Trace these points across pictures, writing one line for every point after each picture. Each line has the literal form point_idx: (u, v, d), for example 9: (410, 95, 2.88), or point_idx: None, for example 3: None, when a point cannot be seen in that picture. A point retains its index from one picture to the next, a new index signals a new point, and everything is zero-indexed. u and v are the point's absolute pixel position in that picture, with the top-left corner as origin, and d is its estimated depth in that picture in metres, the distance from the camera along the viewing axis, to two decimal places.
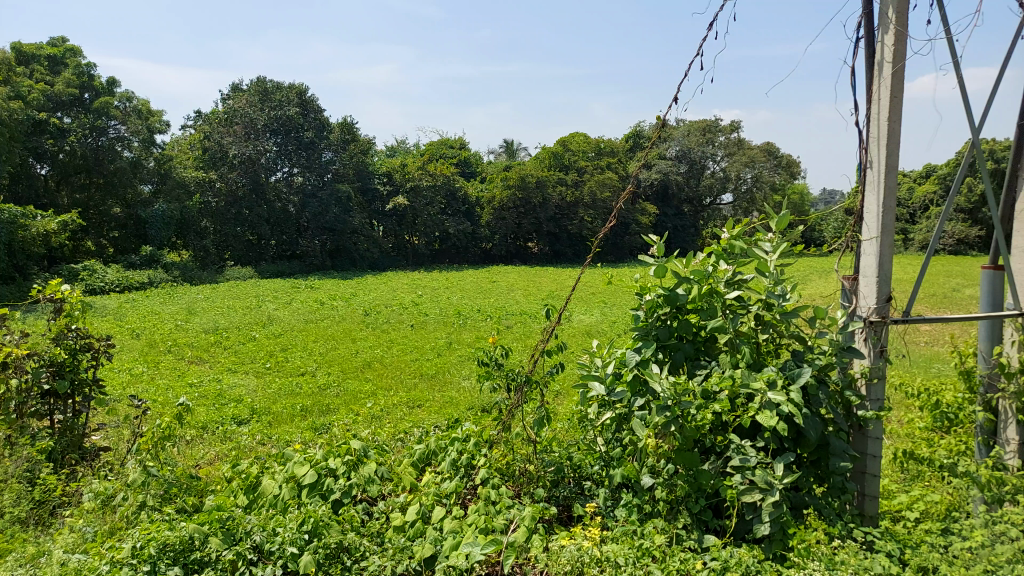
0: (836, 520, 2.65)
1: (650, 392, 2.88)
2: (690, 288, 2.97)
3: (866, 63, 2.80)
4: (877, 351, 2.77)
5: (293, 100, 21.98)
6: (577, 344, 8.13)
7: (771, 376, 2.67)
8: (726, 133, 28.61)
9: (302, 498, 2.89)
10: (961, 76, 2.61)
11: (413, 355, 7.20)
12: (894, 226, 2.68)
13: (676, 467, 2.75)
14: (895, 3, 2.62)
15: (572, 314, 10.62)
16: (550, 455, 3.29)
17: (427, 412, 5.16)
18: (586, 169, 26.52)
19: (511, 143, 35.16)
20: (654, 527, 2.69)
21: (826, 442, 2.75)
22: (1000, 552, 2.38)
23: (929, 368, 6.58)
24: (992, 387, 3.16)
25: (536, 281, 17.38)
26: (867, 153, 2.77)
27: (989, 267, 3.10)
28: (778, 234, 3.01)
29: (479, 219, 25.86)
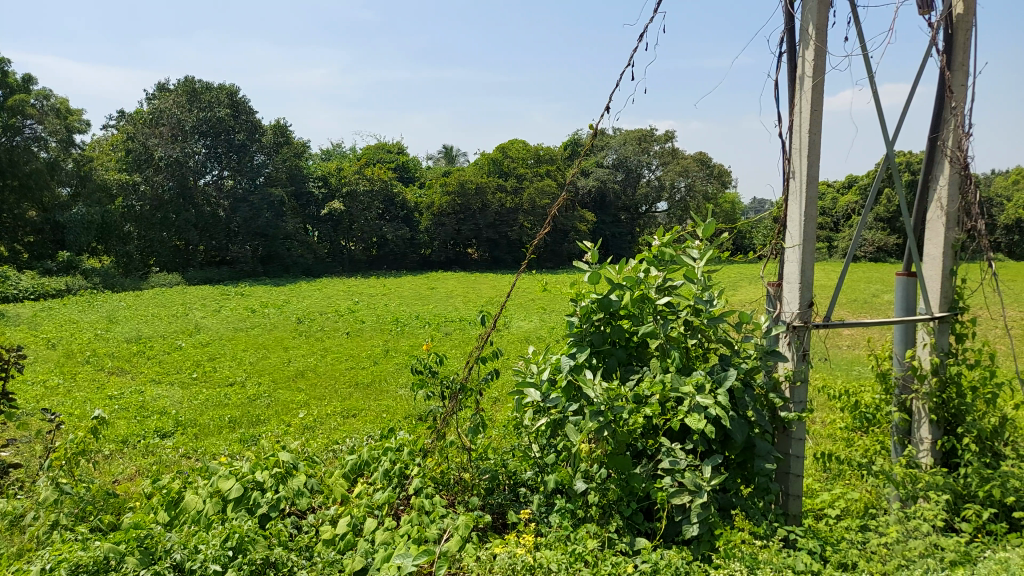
0: (760, 520, 2.72)
1: (584, 397, 2.90)
2: (622, 293, 3.04)
3: (788, 77, 2.93)
4: (799, 355, 2.88)
5: (224, 101, 21.34)
6: (514, 350, 8.15)
7: (699, 380, 2.73)
8: (662, 142, 29.34)
9: (227, 513, 2.78)
10: (876, 91, 2.74)
11: (348, 364, 7.05)
12: (814, 234, 2.79)
13: (609, 471, 2.81)
14: (815, 19, 2.72)
15: (511, 320, 10.63)
16: (485, 462, 3.25)
17: (361, 421, 5.06)
18: (525, 176, 26.51)
19: (450, 148, 35.11)
20: (586, 532, 2.70)
21: (752, 444, 2.83)
22: (912, 547, 2.52)
23: (849, 370, 6.84)
24: (906, 388, 3.31)
25: (474, 288, 17.32)
26: (790, 163, 2.88)
27: (903, 273, 3.26)
28: (706, 241, 3.07)
29: (418, 225, 25.71)
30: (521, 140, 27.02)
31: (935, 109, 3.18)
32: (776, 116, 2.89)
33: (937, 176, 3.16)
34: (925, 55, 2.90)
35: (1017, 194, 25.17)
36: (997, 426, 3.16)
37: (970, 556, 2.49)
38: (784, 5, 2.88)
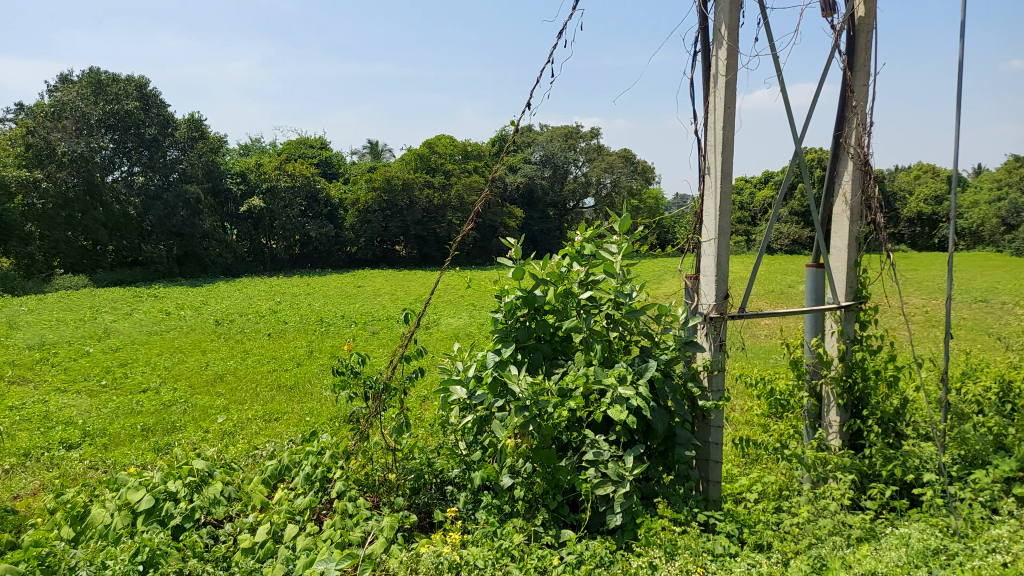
0: (681, 506, 2.79)
1: (509, 393, 2.90)
2: (547, 288, 3.06)
3: (704, 76, 3.00)
4: (717, 344, 2.97)
5: (132, 94, 20.23)
6: (440, 348, 8.12)
7: (621, 372, 2.78)
8: (587, 138, 29.84)
9: (137, 526, 2.65)
10: (784, 90, 2.86)
11: (270, 366, 6.86)
12: (729, 228, 2.88)
13: (534, 465, 2.82)
14: (727, 21, 2.81)
15: (440, 318, 10.57)
16: (411, 462, 3.18)
17: (284, 425, 4.93)
18: (453, 173, 26.38)
19: (375, 143, 34.62)
20: (513, 527, 2.69)
21: (673, 433, 2.91)
22: (822, 526, 2.65)
23: (766, 359, 7.10)
24: (816, 375, 3.45)
25: (402, 285, 17.16)
26: (705, 160, 2.97)
27: (812, 265, 3.41)
28: (626, 236, 3.13)
29: (343, 222, 25.31)
30: (447, 137, 26.89)
31: (838, 109, 3.34)
32: (692, 113, 2.97)
33: (841, 172, 3.32)
34: (830, 55, 3.03)
35: (916, 188, 26.83)
36: (899, 408, 3.35)
37: (874, 532, 2.65)
38: (698, 5, 2.95)
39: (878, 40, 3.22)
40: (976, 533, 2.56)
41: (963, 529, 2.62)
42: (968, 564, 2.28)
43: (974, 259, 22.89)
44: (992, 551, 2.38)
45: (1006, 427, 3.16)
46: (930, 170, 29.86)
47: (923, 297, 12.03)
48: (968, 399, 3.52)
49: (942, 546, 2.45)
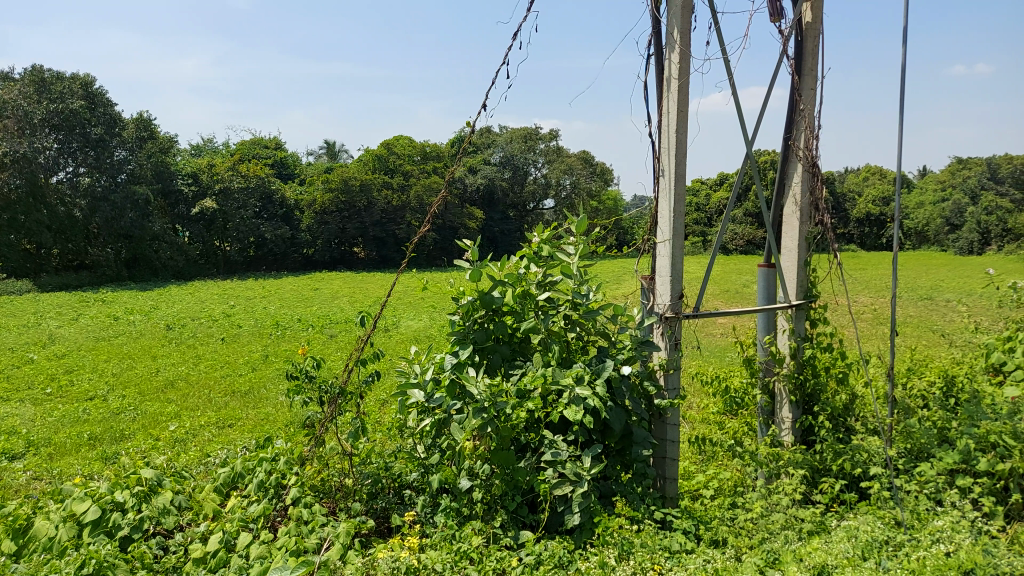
0: (638, 504, 2.82)
1: (467, 395, 2.88)
2: (504, 289, 3.05)
3: (658, 79, 3.04)
4: (672, 344, 3.02)
5: (78, 93, 19.59)
6: (397, 351, 8.07)
7: (579, 372, 2.79)
8: (546, 140, 30.04)
9: (83, 538, 2.55)
10: (734, 95, 2.92)
11: (223, 372, 6.71)
12: (683, 229, 2.93)
13: (493, 466, 2.81)
14: (679, 25, 2.85)
15: (399, 320, 10.51)
16: (368, 467, 3.13)
17: (238, 431, 4.83)
18: (412, 173, 26.27)
19: (331, 144, 34.21)
20: (471, 529, 2.68)
21: (630, 431, 2.94)
22: (775, 520, 2.71)
23: (722, 357, 7.22)
24: (769, 372, 3.53)
25: (360, 287, 17.00)
26: (660, 162, 3.01)
27: (764, 265, 3.48)
28: (582, 237, 3.15)
29: (299, 223, 24.99)
30: (406, 138, 26.82)
31: (788, 113, 3.42)
32: (646, 115, 3.00)
33: (792, 174, 3.39)
34: (779, 60, 3.10)
35: (864, 189, 27.66)
36: (848, 403, 3.44)
37: (825, 526, 2.72)
38: (651, 9, 2.98)
39: (824, 45, 3.30)
40: (921, 524, 2.65)
41: (908, 520, 2.70)
42: (912, 554, 2.36)
43: (919, 258, 23.69)
44: (936, 542, 2.46)
45: (949, 420, 3.27)
46: (878, 172, 30.81)
47: (870, 295, 12.39)
48: (913, 394, 3.64)
49: (888, 538, 2.52)
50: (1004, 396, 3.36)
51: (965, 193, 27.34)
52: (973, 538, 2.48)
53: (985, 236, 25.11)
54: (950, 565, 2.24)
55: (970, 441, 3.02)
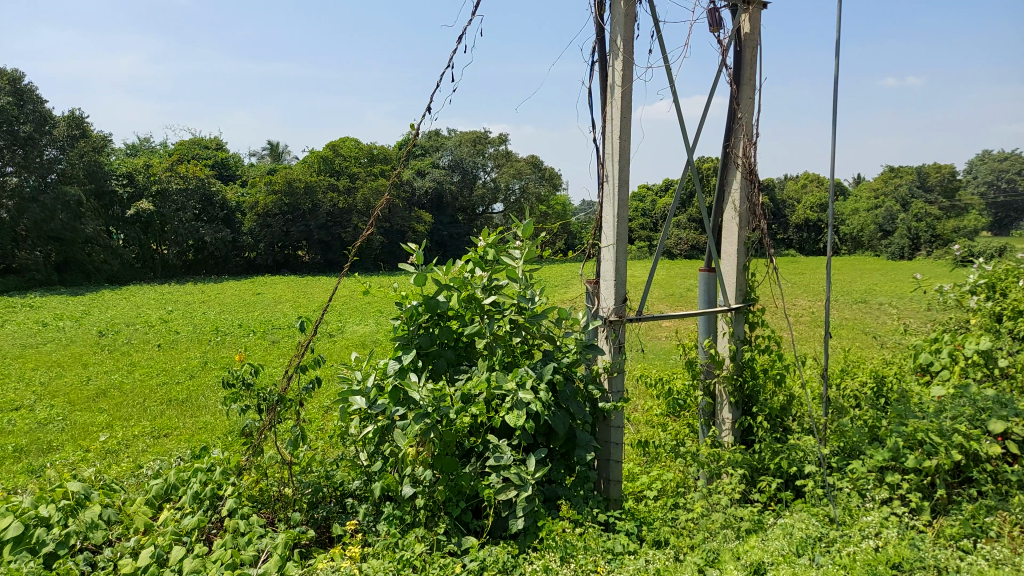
0: (581, 506, 2.84)
1: (409, 402, 2.85)
2: (450, 294, 3.02)
3: (602, 85, 3.07)
4: (616, 347, 3.06)
5: (5, 89, 18.64)
6: (339, 357, 7.93)
7: (523, 376, 2.79)
8: (496, 144, 30.09)
9: (3, 556, 2.41)
10: (675, 102, 2.97)
11: (159, 379, 6.47)
12: (626, 235, 2.97)
13: (436, 472, 2.77)
14: (622, 32, 2.88)
15: (344, 325, 10.35)
16: (309, 476, 3.07)
17: (174, 441, 4.68)
18: (359, 176, 26.02)
19: (275, 145, 33.53)
20: (415, 536, 2.64)
21: (574, 434, 2.95)
22: (715, 520, 2.76)
23: (666, 360, 7.33)
24: (709, 374, 3.60)
25: (304, 292, 16.70)
26: (604, 168, 3.05)
27: (704, 269, 3.56)
28: (527, 241, 3.15)
29: (241, 226, 24.43)
30: (352, 140, 26.54)
31: (728, 121, 3.49)
32: (591, 122, 3.04)
33: (731, 181, 3.48)
34: (718, 70, 3.18)
35: (803, 196, 28.59)
36: (786, 404, 3.54)
37: (762, 524, 2.79)
38: (595, 16, 3.01)
39: (762, 56, 3.39)
40: (853, 520, 2.74)
41: (840, 517, 2.79)
42: (844, 550, 2.43)
43: (854, 262, 24.64)
44: (865, 537, 2.55)
45: (879, 419, 3.40)
46: (816, 179, 31.85)
47: (808, 299, 12.78)
48: (846, 394, 3.76)
49: (821, 534, 2.60)
50: (930, 396, 3.53)
51: (897, 200, 28.55)
52: (901, 533, 2.58)
53: (915, 241, 26.26)
54: (879, 559, 2.33)
55: (899, 439, 3.12)
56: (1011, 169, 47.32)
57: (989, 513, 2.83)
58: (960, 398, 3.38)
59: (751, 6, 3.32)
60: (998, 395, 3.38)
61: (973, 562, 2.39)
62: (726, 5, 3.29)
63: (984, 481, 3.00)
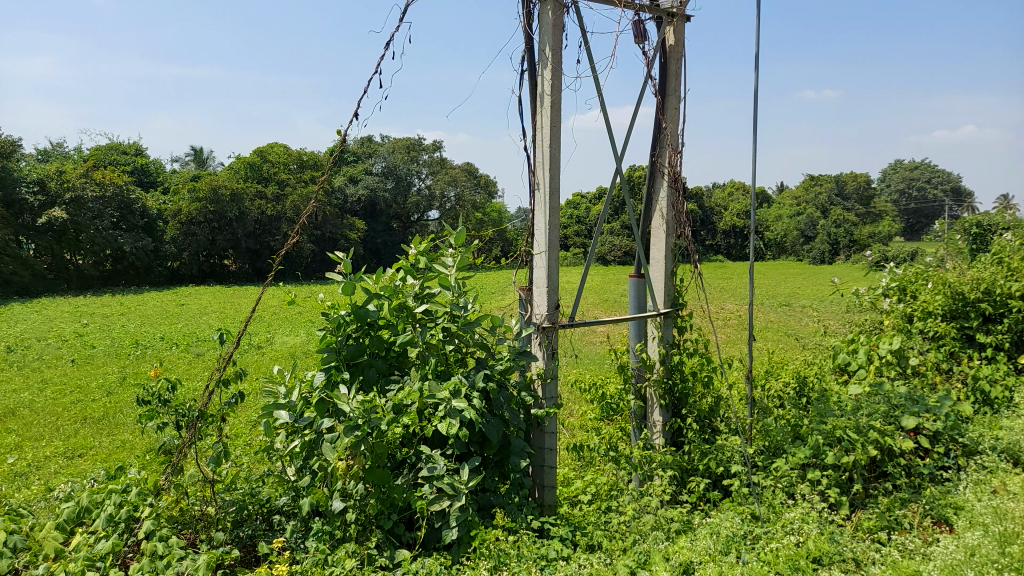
0: (516, 514, 2.83)
1: (338, 414, 2.79)
2: (380, 303, 2.98)
3: (532, 93, 3.09)
4: (549, 354, 3.09)
5: None
6: (267, 369, 7.71)
7: (456, 385, 2.76)
8: (429, 151, 30.07)
9: None
10: (604, 111, 3.02)
11: (73, 397, 6.13)
12: (558, 242, 2.99)
13: (367, 485, 2.71)
14: (550, 41, 2.91)
15: (274, 336, 10.07)
16: (233, 494, 2.95)
17: (90, 462, 4.44)
18: (288, 182, 25.79)
19: (200, 151, 32.53)
20: (345, 552, 2.58)
21: (508, 441, 2.95)
22: (647, 522, 2.81)
23: (600, 365, 7.42)
24: (640, 378, 3.64)
25: (232, 302, 16.22)
26: (535, 175, 3.06)
27: (635, 275, 3.59)
28: (458, 249, 3.14)
29: (163, 235, 23.52)
30: (281, 146, 26.63)
31: (655, 131, 3.56)
32: (521, 130, 3.05)
33: (657, 190, 3.56)
34: (644, 81, 3.25)
35: (730, 203, 29.58)
36: (713, 405, 3.64)
37: (691, 524, 2.85)
38: (523, 25, 3.04)
39: (685, 68, 3.49)
40: (776, 517, 2.83)
41: (765, 514, 2.88)
42: (767, 547, 2.51)
43: (779, 267, 25.59)
44: (788, 533, 2.64)
45: (801, 418, 3.53)
46: (742, 187, 33.02)
47: (735, 303, 13.22)
48: (771, 394, 3.87)
49: (746, 532, 2.67)
50: (848, 395, 3.68)
51: (817, 207, 29.86)
52: (821, 528, 2.68)
53: (834, 246, 27.51)
54: (800, 554, 2.41)
55: (819, 437, 3.23)
56: (921, 178, 50.22)
57: (902, 506, 2.99)
58: (875, 396, 3.53)
59: (675, 19, 3.41)
60: (910, 392, 3.59)
61: (889, 552, 2.51)
62: (651, 18, 3.38)
63: (899, 475, 3.17)
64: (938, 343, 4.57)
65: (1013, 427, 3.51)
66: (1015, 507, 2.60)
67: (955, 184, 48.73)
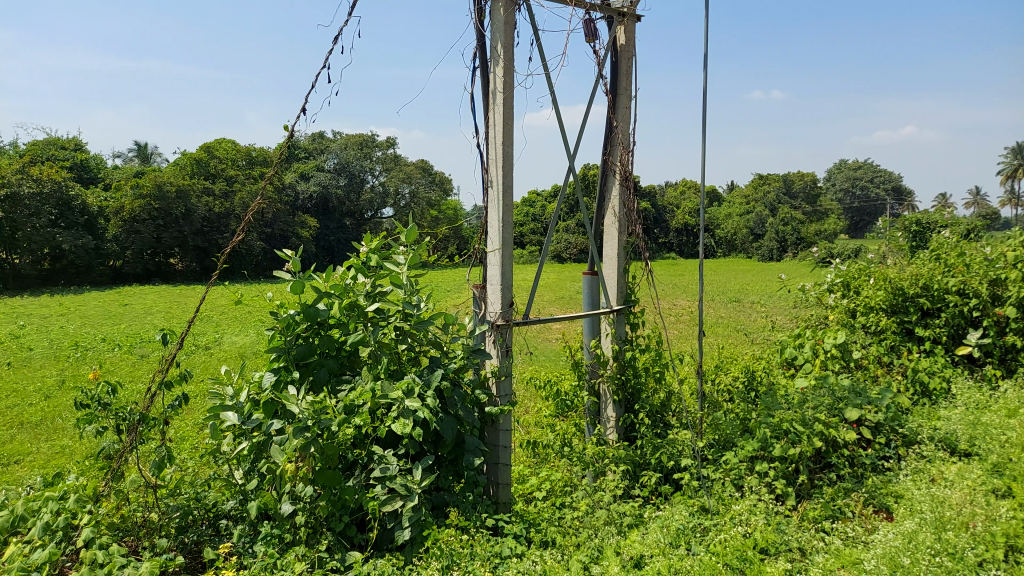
0: (470, 512, 2.82)
1: (287, 416, 2.73)
2: (331, 302, 2.91)
3: (484, 91, 3.08)
4: (503, 351, 3.09)
5: None
6: (213, 370, 7.54)
7: (409, 384, 2.73)
8: (383, 148, 29.83)
9: None
10: (557, 110, 3.02)
11: (8, 401, 5.88)
12: (511, 240, 2.99)
13: (318, 488, 2.66)
14: (503, 38, 2.91)
15: (222, 336, 9.85)
16: (176, 498, 2.86)
17: (27, 468, 4.27)
18: (236, 178, 25.50)
19: (145, 146, 31.59)
20: (294, 555, 2.53)
21: (462, 440, 2.93)
22: (598, 517, 2.84)
23: (555, 361, 7.47)
24: (594, 374, 3.67)
25: (178, 302, 15.75)
26: (488, 174, 3.05)
27: (588, 273, 3.60)
28: (410, 247, 3.10)
29: (104, 233, 22.69)
30: (229, 141, 26.15)
31: (607, 129, 3.59)
32: (474, 126, 3.03)
33: (610, 188, 3.58)
34: (596, 80, 3.27)
35: (682, 202, 30.08)
36: (665, 400, 3.69)
37: (642, 518, 2.89)
38: (475, 22, 3.02)
39: (637, 67, 3.53)
40: (725, 509, 2.89)
41: (715, 506, 2.94)
42: (717, 538, 2.56)
43: (730, 264, 26.12)
44: (736, 524, 2.70)
45: (749, 411, 3.60)
46: (694, 186, 33.59)
47: (686, 300, 13.44)
48: (721, 388, 3.94)
49: (696, 525, 2.72)
50: (795, 388, 3.76)
51: (765, 206, 30.59)
52: (767, 519, 2.74)
53: (783, 244, 28.22)
54: (747, 545, 2.47)
55: (767, 430, 3.30)
56: (865, 178, 51.79)
57: (846, 495, 3.07)
58: (820, 389, 3.61)
59: (626, 18, 3.44)
60: (853, 385, 3.69)
61: (832, 541, 2.58)
62: (602, 18, 3.40)
63: (842, 465, 3.28)
64: (880, 337, 4.73)
65: (950, 417, 3.66)
66: (952, 494, 2.71)
67: (896, 183, 50.42)
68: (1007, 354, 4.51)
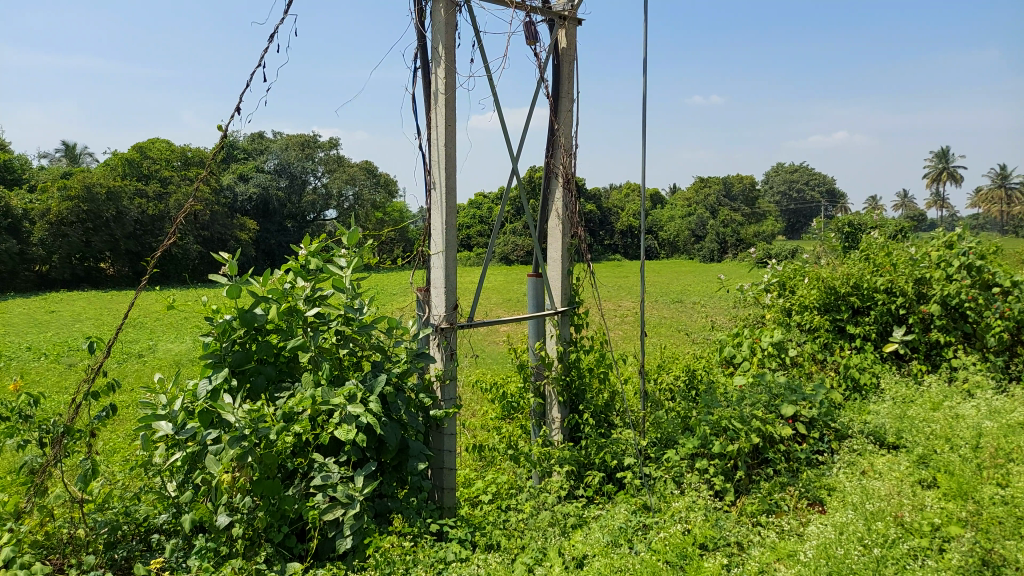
0: (415, 518, 2.80)
1: (222, 424, 2.65)
2: (268, 307, 2.84)
3: (425, 91, 3.06)
4: (447, 355, 3.09)
5: None
6: (146, 378, 7.27)
7: (350, 390, 2.70)
8: (326, 149, 29.40)
9: None
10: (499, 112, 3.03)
11: None
12: (454, 242, 2.98)
13: (256, 498, 2.59)
14: (444, 40, 2.89)
15: (156, 343, 9.52)
16: (105, 513, 2.74)
17: None
18: (171, 180, 24.65)
19: (71, 146, 30.27)
20: (230, 568, 2.45)
21: (406, 445, 2.89)
22: (542, 518, 2.85)
23: (501, 365, 7.49)
24: (539, 375, 3.68)
25: (110, 308, 15.13)
26: (430, 175, 3.02)
27: (533, 274, 3.61)
28: (352, 249, 3.04)
29: (29, 236, 21.53)
30: (162, 141, 25.36)
31: (550, 131, 3.61)
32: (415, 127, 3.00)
33: (553, 190, 3.61)
34: (538, 83, 3.29)
35: (626, 204, 30.62)
36: (609, 400, 3.74)
37: (585, 518, 2.93)
38: (416, 22, 3.00)
39: (578, 70, 3.57)
40: (666, 506, 2.95)
41: (656, 504, 2.99)
42: (658, 535, 2.61)
43: (673, 265, 26.78)
44: (676, 522, 2.74)
45: (690, 409, 3.67)
46: (638, 188, 34.20)
47: (631, 300, 13.67)
48: (662, 387, 4.01)
49: (637, 523, 2.76)
50: (734, 385, 3.85)
51: (706, 208, 31.41)
52: (706, 515, 2.81)
53: (723, 245, 29.08)
54: (687, 541, 2.51)
55: (707, 427, 3.37)
56: (801, 180, 53.62)
57: (781, 489, 3.16)
58: (757, 386, 3.69)
59: (567, 22, 3.47)
60: (789, 381, 3.78)
61: (767, 535, 2.66)
62: (544, 21, 3.42)
63: (778, 460, 3.39)
64: (814, 335, 4.90)
65: (878, 411, 3.82)
66: (880, 486, 2.82)
67: (831, 186, 52.37)
68: (931, 350, 4.75)
